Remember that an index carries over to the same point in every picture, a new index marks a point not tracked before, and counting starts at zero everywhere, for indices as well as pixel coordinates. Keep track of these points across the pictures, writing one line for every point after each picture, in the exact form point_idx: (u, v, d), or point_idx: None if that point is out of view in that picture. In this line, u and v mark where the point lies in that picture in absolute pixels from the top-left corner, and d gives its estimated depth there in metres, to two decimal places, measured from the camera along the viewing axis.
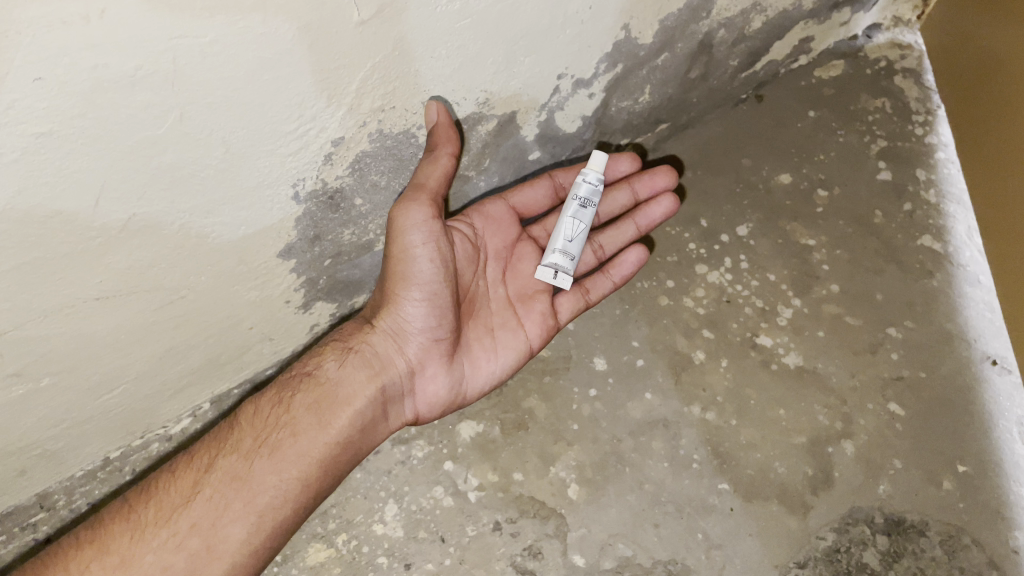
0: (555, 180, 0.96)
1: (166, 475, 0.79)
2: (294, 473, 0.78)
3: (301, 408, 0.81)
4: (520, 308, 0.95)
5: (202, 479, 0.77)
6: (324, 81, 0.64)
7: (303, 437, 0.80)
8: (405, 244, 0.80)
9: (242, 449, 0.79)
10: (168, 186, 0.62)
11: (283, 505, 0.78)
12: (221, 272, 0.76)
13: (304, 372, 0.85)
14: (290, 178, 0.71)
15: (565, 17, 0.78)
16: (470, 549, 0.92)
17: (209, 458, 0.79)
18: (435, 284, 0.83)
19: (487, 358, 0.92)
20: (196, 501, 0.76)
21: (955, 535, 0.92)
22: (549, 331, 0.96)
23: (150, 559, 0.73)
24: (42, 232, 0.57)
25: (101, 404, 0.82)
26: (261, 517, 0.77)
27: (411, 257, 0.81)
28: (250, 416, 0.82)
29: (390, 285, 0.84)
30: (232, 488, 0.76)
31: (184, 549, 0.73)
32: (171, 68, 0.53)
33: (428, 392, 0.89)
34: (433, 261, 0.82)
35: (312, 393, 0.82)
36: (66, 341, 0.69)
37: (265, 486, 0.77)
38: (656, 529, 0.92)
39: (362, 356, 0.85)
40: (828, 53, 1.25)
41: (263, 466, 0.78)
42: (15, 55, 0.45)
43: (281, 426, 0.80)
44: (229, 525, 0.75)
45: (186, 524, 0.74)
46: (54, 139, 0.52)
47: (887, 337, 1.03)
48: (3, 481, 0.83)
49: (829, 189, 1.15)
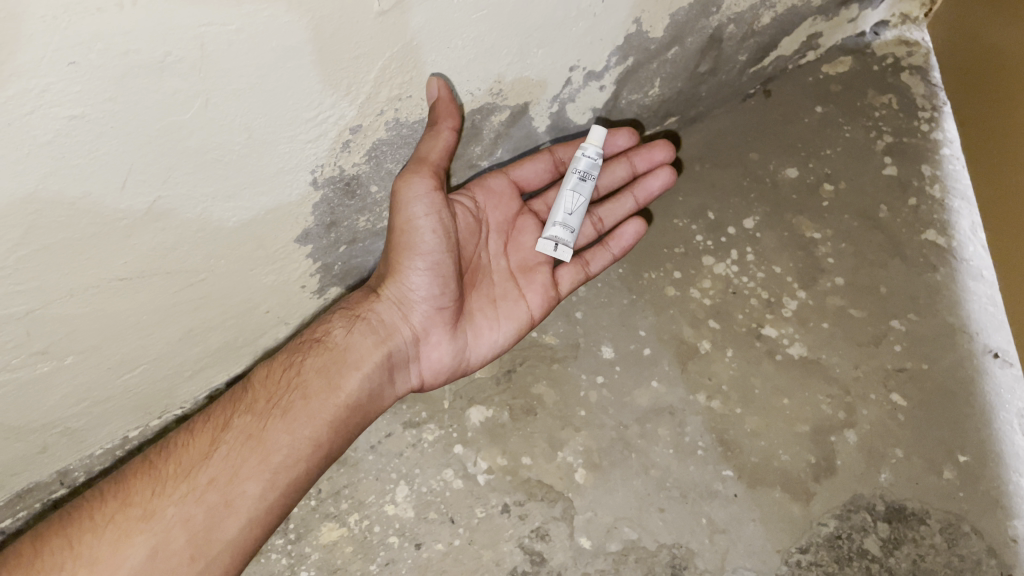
0: (555, 156, 0.96)
1: (183, 434, 0.81)
2: (306, 434, 0.81)
3: (311, 371, 0.84)
4: (522, 279, 0.96)
5: (219, 437, 0.80)
6: (343, 71, 0.65)
7: (314, 399, 0.82)
8: (407, 217, 0.81)
9: (257, 409, 0.81)
10: (192, 170, 0.64)
11: (297, 464, 0.80)
12: (240, 256, 0.78)
13: (313, 339, 0.87)
14: (308, 165, 0.73)
15: (578, 11, 0.79)
16: (479, 530, 0.94)
17: (225, 417, 0.81)
18: (438, 254, 0.84)
19: (489, 328, 0.94)
20: (214, 457, 0.78)
21: (955, 523, 0.93)
22: (550, 304, 0.98)
23: (172, 510, 0.74)
24: (72, 213, 0.59)
25: (122, 383, 0.84)
26: (276, 474, 0.79)
27: (414, 229, 0.82)
28: (263, 379, 0.84)
29: (395, 256, 0.85)
30: (248, 446, 0.79)
31: (204, 502, 0.75)
32: (198, 55, 0.55)
33: (432, 359, 0.91)
34: (436, 234, 0.83)
35: (322, 357, 0.85)
36: (91, 320, 0.71)
37: (280, 445, 0.79)
38: (661, 513, 0.94)
39: (369, 324, 0.87)
40: (835, 49, 1.27)
41: (277, 425, 0.80)
42: (51, 39, 0.47)
43: (293, 388, 0.83)
44: (246, 481, 0.77)
45: (205, 478, 0.77)
46: (86, 122, 0.54)
47: (891, 329, 1.05)
48: (26, 457, 0.85)
49: (835, 183, 1.16)
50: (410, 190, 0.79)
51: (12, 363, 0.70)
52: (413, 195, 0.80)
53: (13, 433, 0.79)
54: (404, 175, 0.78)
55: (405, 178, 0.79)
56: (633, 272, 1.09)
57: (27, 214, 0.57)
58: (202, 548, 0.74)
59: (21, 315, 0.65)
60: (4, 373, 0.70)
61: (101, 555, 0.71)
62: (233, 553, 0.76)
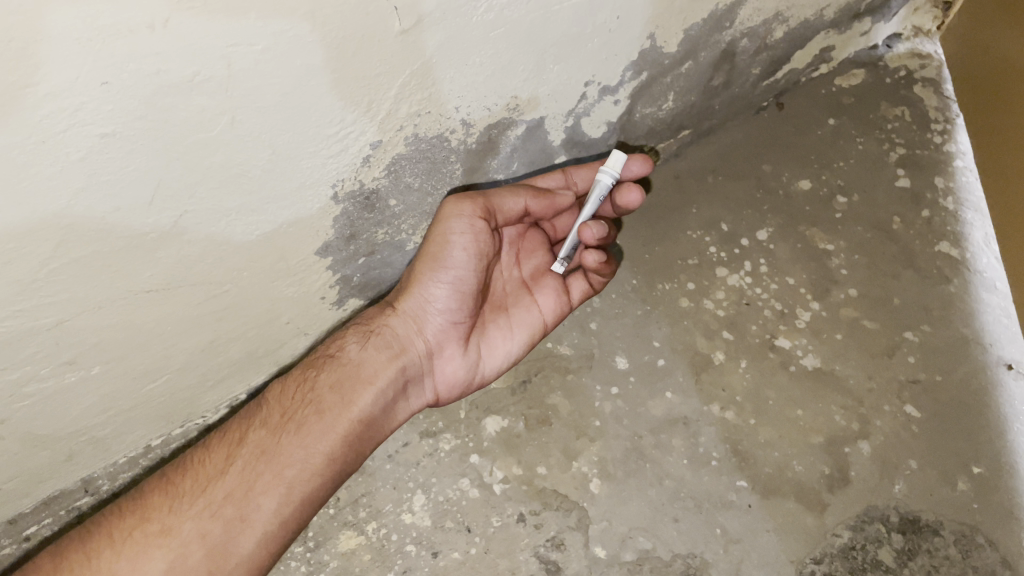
0: (568, 175, 0.96)
1: (200, 450, 0.83)
2: (320, 448, 0.82)
3: (324, 387, 0.85)
4: (534, 289, 0.97)
5: (235, 453, 0.81)
6: (365, 87, 0.67)
7: (327, 414, 0.83)
8: (444, 230, 0.85)
9: (271, 424, 0.83)
10: (219, 185, 0.65)
11: (310, 477, 0.81)
12: (262, 269, 0.80)
13: (327, 355, 0.88)
14: (330, 179, 0.74)
15: (593, 27, 0.81)
16: (495, 539, 0.94)
17: (240, 433, 0.83)
18: (463, 271, 0.86)
19: (502, 339, 0.95)
20: (230, 473, 0.79)
21: (969, 535, 0.93)
22: (561, 311, 0.98)
23: (188, 526, 0.76)
24: (102, 228, 0.61)
25: (146, 392, 0.86)
26: (290, 488, 0.80)
27: (447, 244, 0.85)
28: (277, 394, 0.86)
29: (419, 267, 0.88)
30: (262, 461, 0.80)
31: (219, 517, 0.77)
32: (225, 74, 0.56)
33: (446, 372, 0.92)
34: (468, 252, 0.86)
35: (335, 373, 0.86)
36: (118, 331, 0.73)
37: (294, 459, 0.80)
38: (676, 523, 0.95)
39: (382, 339, 0.88)
40: (848, 62, 1.28)
41: (290, 440, 0.81)
42: (87, 61, 0.49)
43: (307, 403, 0.84)
44: (261, 496, 0.79)
45: (221, 494, 0.78)
46: (117, 140, 0.55)
47: (904, 340, 1.05)
48: (52, 465, 0.87)
49: (848, 195, 1.17)
50: (458, 209, 0.84)
51: (40, 372, 0.71)
52: (458, 212, 0.84)
53: (40, 441, 0.81)
54: (460, 197, 0.85)
55: (458, 198, 0.85)
56: (647, 283, 1.10)
57: (59, 229, 0.58)
58: (219, 563, 0.76)
59: (50, 326, 0.67)
60: (32, 383, 0.72)
61: (120, 571, 0.73)
62: (250, 567, 0.77)
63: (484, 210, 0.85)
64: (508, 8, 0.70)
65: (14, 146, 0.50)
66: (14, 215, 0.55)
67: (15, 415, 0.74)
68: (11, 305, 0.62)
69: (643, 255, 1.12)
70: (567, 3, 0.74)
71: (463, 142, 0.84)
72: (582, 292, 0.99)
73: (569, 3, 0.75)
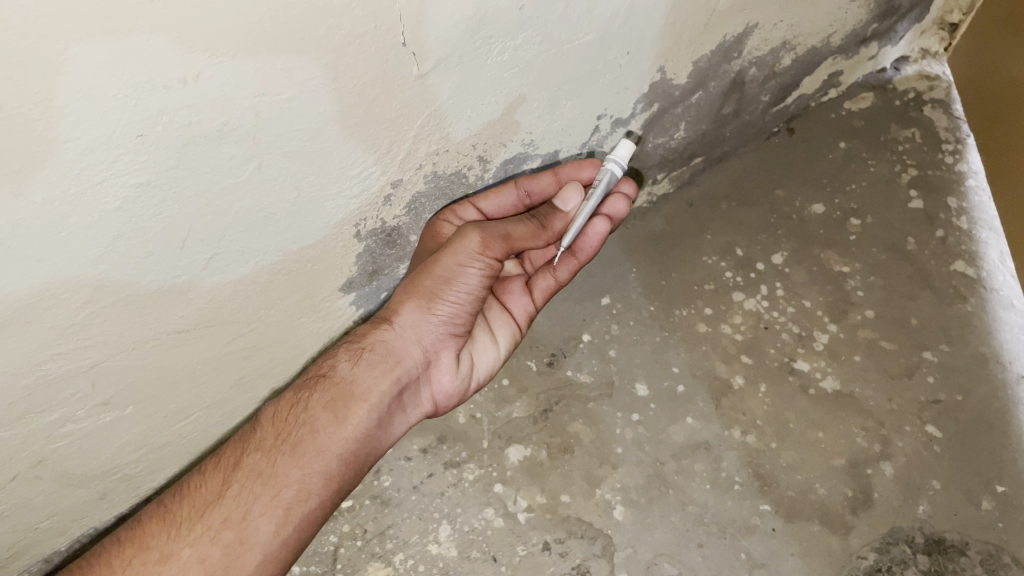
0: (521, 187, 0.90)
1: (197, 476, 0.81)
2: (316, 467, 0.80)
3: (318, 406, 0.82)
4: (503, 294, 1.01)
5: (231, 476, 0.79)
6: (385, 130, 0.69)
7: (322, 433, 0.81)
8: (459, 260, 0.82)
9: (266, 446, 0.80)
10: (246, 228, 0.68)
11: (309, 497, 0.80)
12: (287, 305, 0.83)
13: (319, 374, 0.85)
14: (353, 219, 0.78)
15: (604, 63, 0.83)
16: (521, 568, 0.95)
17: (235, 457, 0.81)
18: (471, 291, 0.84)
19: (489, 342, 0.98)
20: (227, 496, 0.78)
21: (996, 555, 0.93)
22: (530, 311, 1.02)
23: (187, 552, 0.75)
24: (137, 272, 0.63)
25: (178, 430, 0.88)
26: (288, 509, 0.79)
27: (459, 275, 0.83)
28: (271, 416, 0.83)
29: (424, 288, 0.84)
30: (259, 484, 0.78)
31: (219, 542, 0.76)
32: (253, 123, 0.59)
33: (442, 381, 0.92)
34: (479, 283, 0.84)
35: (329, 391, 0.83)
36: (149, 370, 0.75)
37: (290, 480, 0.79)
38: (700, 549, 0.95)
39: (376, 354, 0.85)
40: (857, 86, 1.30)
41: (286, 461, 0.79)
42: (122, 116, 0.51)
43: (301, 423, 0.81)
44: (259, 518, 0.77)
45: (219, 517, 0.77)
46: (151, 189, 0.58)
47: (923, 360, 1.06)
48: (86, 503, 0.89)
49: (862, 218, 1.18)
50: (477, 247, 0.81)
51: (77, 413, 0.73)
52: (477, 249, 0.82)
53: (75, 480, 0.83)
54: (480, 234, 0.82)
55: (479, 235, 0.82)
56: (664, 309, 1.12)
57: (95, 275, 0.61)
58: None
59: (86, 368, 0.69)
60: (69, 424, 0.73)
61: None
62: None
63: (502, 251, 0.83)
64: (521, 49, 0.72)
65: (54, 198, 0.53)
66: (52, 263, 0.57)
67: (53, 455, 0.76)
68: (49, 349, 0.64)
69: (660, 282, 1.14)
70: (579, 41, 0.76)
71: (480, 177, 0.88)
72: (545, 290, 1.02)
73: (581, 41, 0.77)
